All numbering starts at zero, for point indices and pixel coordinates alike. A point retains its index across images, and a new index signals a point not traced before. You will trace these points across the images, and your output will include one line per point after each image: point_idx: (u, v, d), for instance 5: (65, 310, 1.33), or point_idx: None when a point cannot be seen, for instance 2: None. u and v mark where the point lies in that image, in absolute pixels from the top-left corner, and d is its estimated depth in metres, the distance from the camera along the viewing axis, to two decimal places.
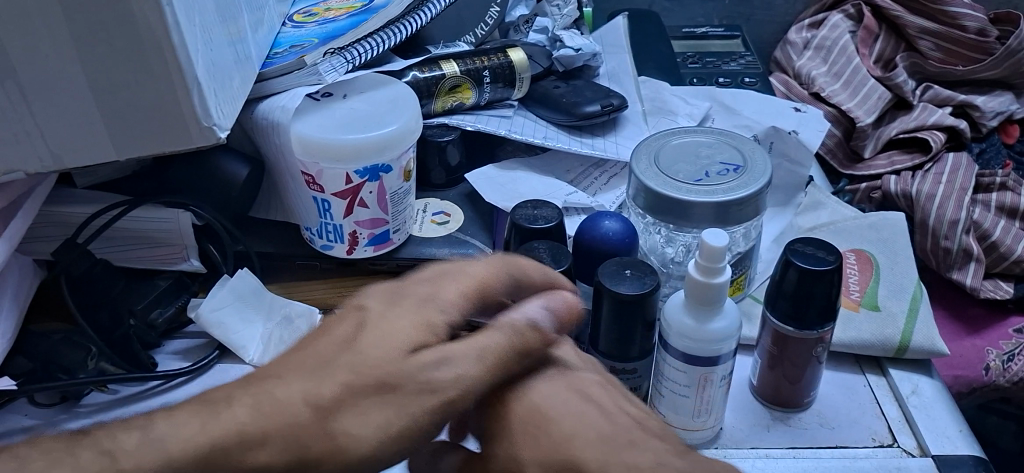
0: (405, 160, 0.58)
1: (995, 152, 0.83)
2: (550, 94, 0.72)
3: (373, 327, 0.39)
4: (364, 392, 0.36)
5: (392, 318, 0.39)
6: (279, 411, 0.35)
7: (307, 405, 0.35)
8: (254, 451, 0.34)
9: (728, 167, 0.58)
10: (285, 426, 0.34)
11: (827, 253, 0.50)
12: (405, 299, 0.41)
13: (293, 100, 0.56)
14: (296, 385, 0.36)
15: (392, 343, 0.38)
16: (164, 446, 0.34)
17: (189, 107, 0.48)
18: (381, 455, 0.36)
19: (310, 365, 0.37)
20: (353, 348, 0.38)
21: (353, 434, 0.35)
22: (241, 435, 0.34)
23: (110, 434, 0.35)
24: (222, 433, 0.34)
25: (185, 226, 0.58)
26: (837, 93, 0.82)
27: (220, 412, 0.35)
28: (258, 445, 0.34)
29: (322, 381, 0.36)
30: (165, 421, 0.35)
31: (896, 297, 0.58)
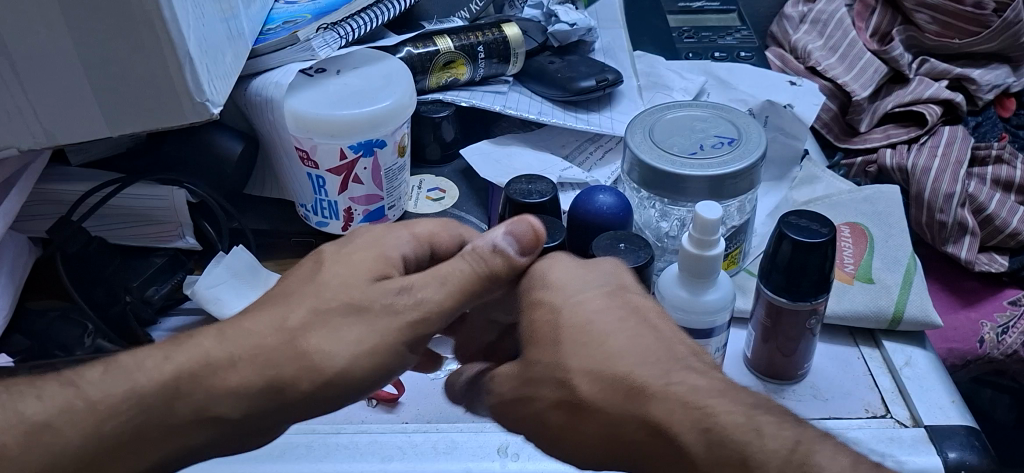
0: (399, 135, 0.58)
1: (991, 125, 0.82)
2: (546, 69, 0.71)
3: (338, 267, 0.42)
4: (331, 311, 0.40)
5: (332, 260, 0.42)
6: (258, 333, 0.39)
7: (276, 329, 0.39)
8: (242, 359, 0.39)
9: (723, 140, 0.58)
10: (255, 345, 0.39)
11: (821, 225, 0.50)
12: (354, 241, 0.44)
13: (286, 77, 0.56)
14: (263, 318, 0.40)
15: (353, 278, 0.41)
16: (131, 375, 0.39)
17: (181, 83, 0.47)
18: (358, 364, 0.39)
19: (265, 304, 0.41)
20: (314, 281, 0.41)
21: (323, 348, 0.39)
22: (224, 359, 0.39)
23: (86, 374, 0.39)
24: (189, 360, 0.39)
25: (179, 204, 0.58)
26: (834, 66, 0.82)
27: (185, 343, 0.40)
28: (237, 362, 0.39)
29: (285, 314, 0.40)
30: (139, 355, 0.40)
31: (890, 269, 0.58)
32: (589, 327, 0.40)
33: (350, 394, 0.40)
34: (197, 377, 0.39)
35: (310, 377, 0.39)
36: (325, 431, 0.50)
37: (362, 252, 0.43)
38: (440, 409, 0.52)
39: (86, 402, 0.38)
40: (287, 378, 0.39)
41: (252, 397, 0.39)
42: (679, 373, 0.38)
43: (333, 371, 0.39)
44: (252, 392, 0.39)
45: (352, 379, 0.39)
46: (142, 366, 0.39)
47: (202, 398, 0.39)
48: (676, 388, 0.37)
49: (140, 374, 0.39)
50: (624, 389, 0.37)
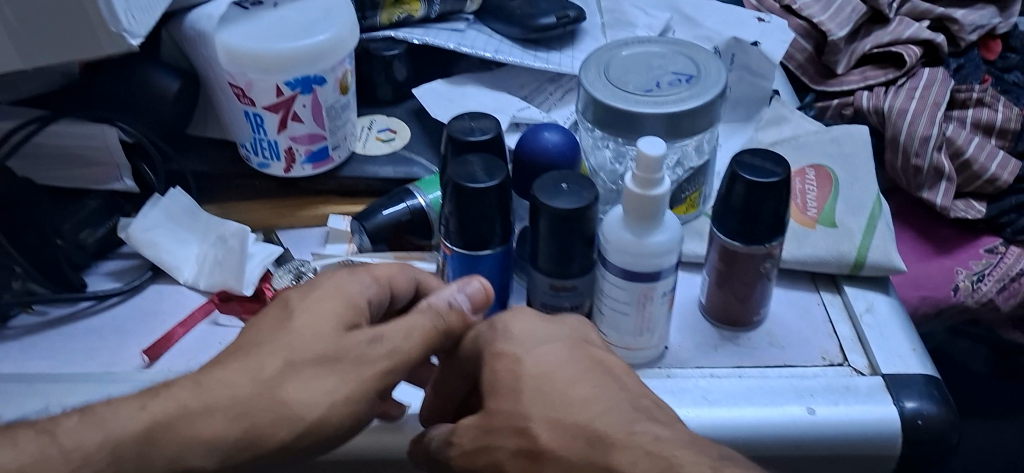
0: (341, 72, 0.55)
1: (973, 67, 0.79)
2: (505, 5, 0.68)
3: (308, 327, 0.40)
4: (308, 361, 0.39)
5: (290, 308, 0.41)
6: (233, 384, 0.38)
7: (252, 379, 0.38)
8: (214, 419, 0.37)
9: (681, 77, 0.55)
10: (229, 398, 0.38)
11: (775, 164, 0.48)
12: (327, 285, 0.42)
13: (219, 9, 0.53)
14: (232, 372, 0.38)
15: (320, 331, 0.40)
16: (104, 424, 0.37)
17: (94, 10, 0.44)
18: (336, 412, 0.38)
19: (228, 356, 0.39)
20: (281, 339, 0.39)
21: (299, 401, 0.38)
22: (201, 409, 0.37)
23: (60, 421, 0.38)
24: (167, 408, 0.38)
25: (112, 144, 0.55)
26: (811, 5, 0.77)
27: (156, 396, 0.38)
28: (213, 414, 0.37)
29: (257, 361, 0.39)
30: (111, 408, 0.38)
31: (854, 213, 0.56)
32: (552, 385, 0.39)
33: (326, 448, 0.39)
34: (167, 437, 0.37)
35: (286, 430, 0.38)
36: None
37: (328, 295, 0.42)
38: None
39: (60, 451, 0.36)
40: (264, 428, 0.38)
41: (225, 453, 0.38)
42: (643, 423, 0.37)
43: (307, 427, 0.38)
44: (224, 447, 0.37)
45: (323, 434, 0.38)
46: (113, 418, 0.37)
47: (172, 453, 0.37)
48: (640, 438, 0.36)
49: (112, 424, 0.37)
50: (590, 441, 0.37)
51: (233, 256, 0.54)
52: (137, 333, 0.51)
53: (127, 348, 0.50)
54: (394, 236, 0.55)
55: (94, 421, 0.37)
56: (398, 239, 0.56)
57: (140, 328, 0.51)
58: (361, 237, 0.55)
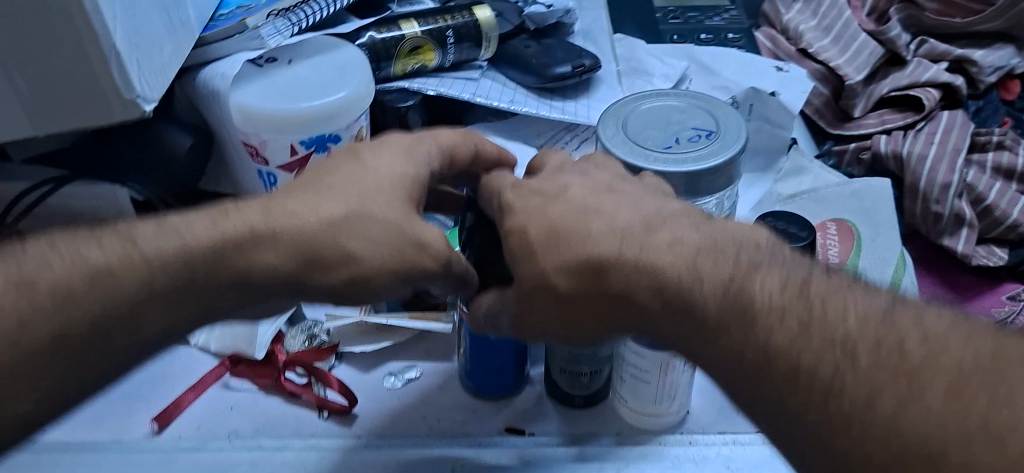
0: (357, 129, 0.55)
1: (992, 110, 0.79)
2: (520, 54, 0.68)
3: (376, 165, 0.42)
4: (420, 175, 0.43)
5: (333, 162, 0.42)
6: (307, 211, 0.38)
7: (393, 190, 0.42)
8: (222, 219, 0.37)
9: (700, 132, 0.54)
10: (297, 228, 0.38)
11: (800, 228, 0.47)
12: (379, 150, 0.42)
13: (233, 68, 0.53)
14: (309, 200, 0.39)
15: (324, 218, 0.38)
16: (181, 233, 0.36)
17: (109, 79, 0.44)
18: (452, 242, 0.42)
19: (294, 186, 0.40)
20: (319, 189, 0.40)
21: (358, 248, 0.39)
22: (271, 233, 0.37)
23: (164, 220, 0.37)
24: (236, 229, 0.37)
25: (123, 202, 0.55)
26: (826, 48, 0.78)
27: (230, 214, 0.37)
28: (284, 215, 0.38)
29: (309, 208, 0.39)
30: (200, 213, 0.37)
31: (878, 269, 0.54)
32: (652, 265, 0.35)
33: (359, 270, 0.39)
34: (274, 222, 0.37)
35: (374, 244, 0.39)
36: (271, 446, 0.46)
37: (380, 160, 0.42)
38: (395, 420, 0.49)
39: (137, 252, 0.35)
40: (328, 267, 0.38)
41: (286, 239, 0.37)
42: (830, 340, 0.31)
43: (352, 267, 0.39)
44: (280, 268, 0.37)
45: (376, 282, 0.39)
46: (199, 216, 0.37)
47: (240, 268, 0.36)
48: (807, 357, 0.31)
49: (181, 232, 0.36)
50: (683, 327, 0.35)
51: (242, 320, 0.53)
52: (147, 399, 0.51)
53: (137, 417, 0.49)
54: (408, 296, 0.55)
55: (149, 234, 0.36)
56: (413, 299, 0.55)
57: (149, 393, 0.51)
58: None
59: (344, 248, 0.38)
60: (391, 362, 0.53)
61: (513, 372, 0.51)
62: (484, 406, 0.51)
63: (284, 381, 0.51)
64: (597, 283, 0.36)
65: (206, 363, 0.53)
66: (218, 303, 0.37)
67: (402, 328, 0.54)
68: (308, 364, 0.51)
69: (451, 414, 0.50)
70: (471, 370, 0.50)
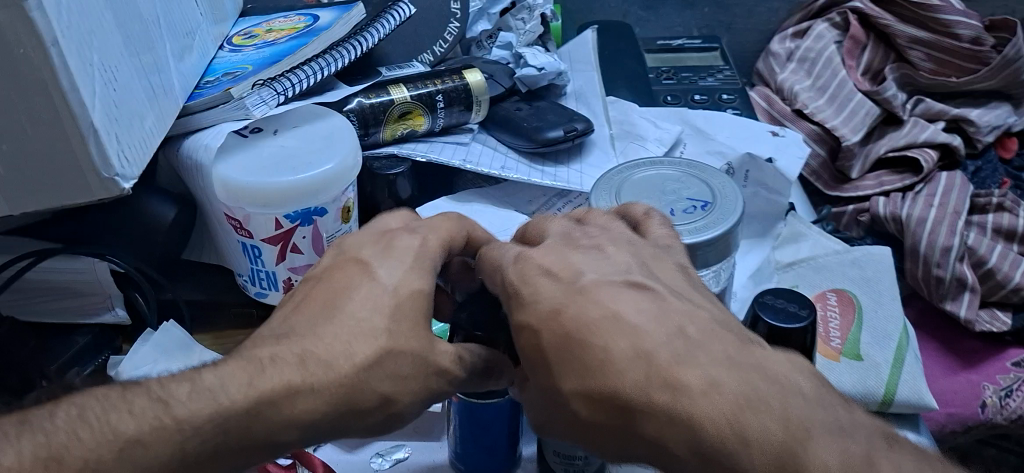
0: (344, 200, 0.53)
1: (991, 171, 0.78)
2: (511, 117, 0.67)
3: (397, 283, 0.39)
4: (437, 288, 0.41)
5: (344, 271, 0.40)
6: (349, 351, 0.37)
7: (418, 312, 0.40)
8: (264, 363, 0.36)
9: (695, 203, 0.53)
10: (331, 379, 0.36)
11: (799, 306, 0.45)
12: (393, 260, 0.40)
13: (216, 138, 0.51)
14: (341, 340, 0.37)
15: (362, 359, 0.37)
16: (212, 393, 0.35)
17: (85, 156, 0.43)
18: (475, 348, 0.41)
19: (315, 312, 0.39)
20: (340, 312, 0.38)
21: (392, 391, 0.38)
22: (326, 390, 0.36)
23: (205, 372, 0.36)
24: (276, 388, 0.35)
25: (102, 276, 0.53)
26: (822, 109, 0.77)
27: (267, 368, 0.36)
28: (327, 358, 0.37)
29: (341, 348, 0.37)
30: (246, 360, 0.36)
31: (880, 344, 0.53)
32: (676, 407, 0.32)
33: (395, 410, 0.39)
34: (318, 372, 0.37)
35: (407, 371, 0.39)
36: None
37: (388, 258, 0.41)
38: None
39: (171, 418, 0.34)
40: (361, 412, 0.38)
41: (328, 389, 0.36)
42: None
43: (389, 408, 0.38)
44: (321, 420, 0.36)
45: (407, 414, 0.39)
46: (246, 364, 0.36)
47: (274, 425, 0.36)
48: None
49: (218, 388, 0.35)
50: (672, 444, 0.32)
51: None
52: None
53: None
54: None
55: (198, 397, 0.35)
56: None
57: None
58: None
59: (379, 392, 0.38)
60: (379, 441, 0.51)
61: (504, 453, 0.49)
62: None
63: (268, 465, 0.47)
64: (625, 426, 0.33)
65: None
66: (249, 458, 0.36)
67: None
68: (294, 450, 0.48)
69: None
70: (461, 452, 0.48)
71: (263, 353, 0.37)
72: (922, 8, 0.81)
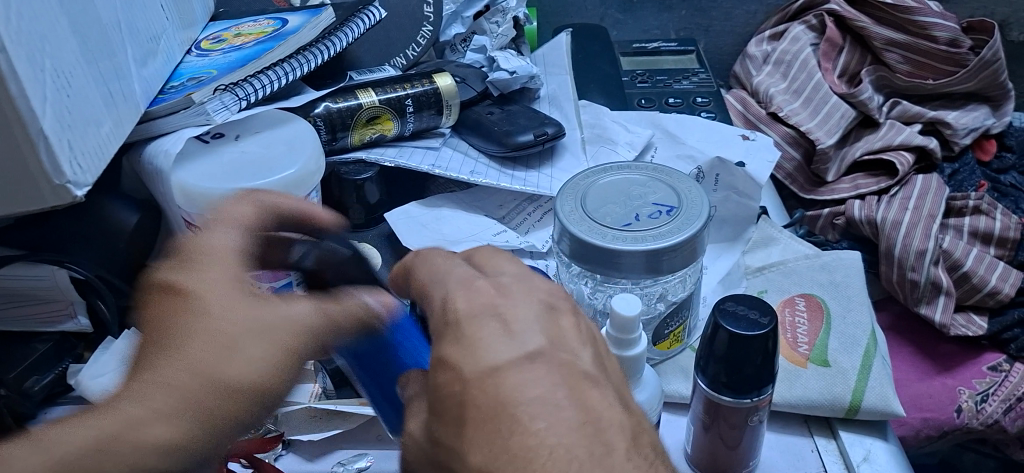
0: (307, 206, 0.53)
1: (968, 173, 0.78)
2: (482, 121, 0.66)
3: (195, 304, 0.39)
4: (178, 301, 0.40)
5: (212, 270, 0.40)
6: (258, 351, 0.37)
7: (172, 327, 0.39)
8: (173, 375, 0.36)
9: (660, 209, 0.52)
10: (175, 398, 0.36)
11: (761, 312, 0.45)
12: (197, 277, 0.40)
13: (176, 144, 0.51)
14: (196, 363, 0.37)
15: (268, 367, 0.38)
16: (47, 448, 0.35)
17: (37, 164, 0.42)
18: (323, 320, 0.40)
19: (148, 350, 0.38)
20: (202, 315, 0.38)
21: (259, 377, 0.37)
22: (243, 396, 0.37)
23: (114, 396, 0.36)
24: (121, 419, 0.35)
25: (63, 283, 0.52)
26: (797, 112, 0.77)
27: (99, 411, 0.35)
28: (226, 367, 0.37)
29: (247, 350, 0.37)
30: (157, 373, 0.36)
31: (848, 351, 0.53)
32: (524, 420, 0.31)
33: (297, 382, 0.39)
34: (213, 375, 0.37)
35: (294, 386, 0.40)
36: None
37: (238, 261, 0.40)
38: None
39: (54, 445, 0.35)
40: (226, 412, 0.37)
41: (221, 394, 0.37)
42: None
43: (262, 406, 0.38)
44: (208, 410, 0.36)
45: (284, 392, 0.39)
46: (157, 374, 0.36)
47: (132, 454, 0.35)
48: None
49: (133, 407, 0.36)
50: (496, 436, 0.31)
51: None
52: None
53: None
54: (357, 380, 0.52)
55: (123, 430, 0.35)
56: None
57: None
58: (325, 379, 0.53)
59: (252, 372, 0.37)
60: (340, 451, 0.51)
61: None
62: None
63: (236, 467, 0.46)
64: None
65: None
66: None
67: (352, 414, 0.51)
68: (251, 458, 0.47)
69: None
70: None
71: (162, 366, 0.37)
72: (899, 11, 0.81)
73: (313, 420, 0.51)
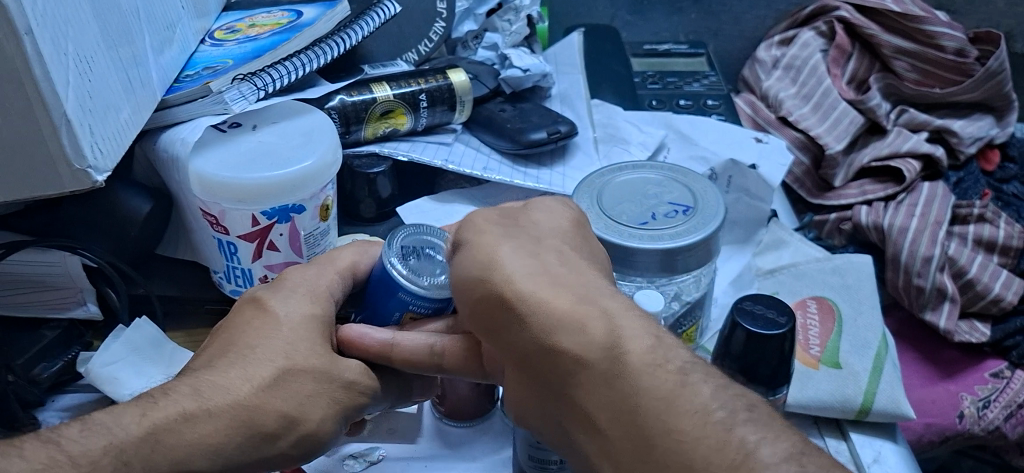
0: (322, 198, 0.53)
1: (973, 181, 0.79)
2: (495, 118, 0.66)
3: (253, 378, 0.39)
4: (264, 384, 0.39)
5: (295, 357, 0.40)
6: (308, 389, 0.40)
7: (251, 385, 0.39)
8: (241, 386, 0.38)
9: (677, 208, 0.52)
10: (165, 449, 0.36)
11: (779, 312, 0.45)
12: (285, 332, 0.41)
13: (194, 132, 0.50)
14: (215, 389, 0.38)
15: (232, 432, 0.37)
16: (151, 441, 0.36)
17: (58, 147, 0.42)
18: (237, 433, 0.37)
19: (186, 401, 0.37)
20: (282, 334, 0.40)
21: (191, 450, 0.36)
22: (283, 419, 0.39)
23: (172, 393, 0.38)
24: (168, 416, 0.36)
25: (74, 270, 0.52)
26: (806, 116, 0.79)
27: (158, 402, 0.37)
28: (212, 416, 0.37)
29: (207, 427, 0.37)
30: (216, 376, 0.38)
31: (858, 353, 0.53)
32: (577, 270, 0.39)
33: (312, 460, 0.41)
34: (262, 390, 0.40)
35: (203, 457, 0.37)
36: None
37: (299, 314, 0.42)
38: None
39: (66, 459, 0.34)
40: (272, 434, 0.39)
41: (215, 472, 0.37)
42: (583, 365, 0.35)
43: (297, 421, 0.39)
44: (231, 451, 0.37)
45: (327, 442, 0.41)
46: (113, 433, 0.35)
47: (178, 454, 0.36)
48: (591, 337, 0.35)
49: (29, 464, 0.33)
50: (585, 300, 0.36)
51: None
52: None
53: None
54: None
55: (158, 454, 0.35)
56: None
57: None
58: None
59: (312, 431, 0.40)
60: (353, 443, 0.49)
61: None
62: (453, 462, 0.49)
63: None
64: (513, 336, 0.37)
65: None
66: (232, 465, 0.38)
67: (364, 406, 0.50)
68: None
69: (443, 462, 0.49)
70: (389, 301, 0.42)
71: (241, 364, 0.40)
72: (908, 19, 0.82)
73: None
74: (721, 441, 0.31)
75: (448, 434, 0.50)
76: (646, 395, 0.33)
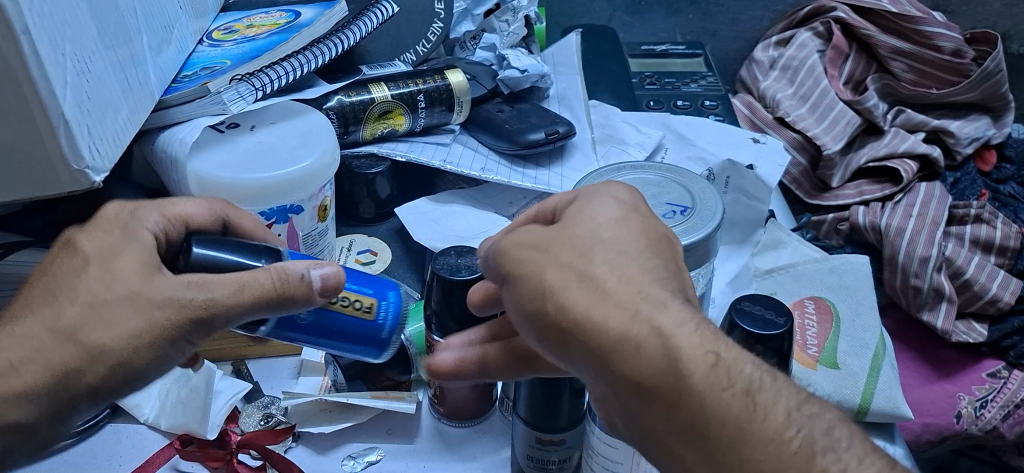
0: (320, 198, 0.53)
1: (970, 182, 0.80)
2: (493, 118, 0.66)
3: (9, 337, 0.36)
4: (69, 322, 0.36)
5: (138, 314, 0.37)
6: (112, 313, 0.36)
7: (48, 328, 0.36)
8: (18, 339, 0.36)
9: (675, 208, 0.52)
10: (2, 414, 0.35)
11: (777, 313, 0.45)
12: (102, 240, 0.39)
13: (192, 133, 0.50)
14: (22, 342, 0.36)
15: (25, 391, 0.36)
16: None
17: (55, 147, 0.42)
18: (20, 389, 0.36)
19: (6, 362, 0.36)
20: (79, 263, 0.37)
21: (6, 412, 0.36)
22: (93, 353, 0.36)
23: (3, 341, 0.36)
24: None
25: None
26: (804, 117, 0.79)
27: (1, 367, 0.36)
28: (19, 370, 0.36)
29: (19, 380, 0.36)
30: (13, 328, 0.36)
31: (856, 353, 0.53)
32: (643, 254, 0.34)
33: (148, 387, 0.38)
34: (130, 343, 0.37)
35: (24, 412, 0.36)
36: None
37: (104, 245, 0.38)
38: None
39: None
40: (76, 373, 0.36)
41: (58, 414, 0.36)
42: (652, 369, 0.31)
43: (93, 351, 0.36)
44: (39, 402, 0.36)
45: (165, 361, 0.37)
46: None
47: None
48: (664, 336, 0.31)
49: None
50: (647, 296, 0.32)
51: (197, 398, 0.49)
52: None
53: None
54: (371, 371, 0.50)
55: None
56: (376, 375, 0.51)
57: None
58: (335, 371, 0.51)
59: (98, 346, 0.36)
60: (352, 443, 0.49)
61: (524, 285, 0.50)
62: (452, 461, 0.49)
63: (237, 466, 0.46)
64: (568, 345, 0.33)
65: (156, 442, 0.49)
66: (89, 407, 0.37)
67: (364, 406, 0.50)
68: (269, 452, 0.46)
69: (442, 461, 0.49)
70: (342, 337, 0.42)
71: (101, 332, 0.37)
72: (904, 19, 0.82)
73: (324, 413, 0.50)
74: (796, 444, 0.30)
75: (448, 433, 0.50)
76: (716, 414, 0.30)
